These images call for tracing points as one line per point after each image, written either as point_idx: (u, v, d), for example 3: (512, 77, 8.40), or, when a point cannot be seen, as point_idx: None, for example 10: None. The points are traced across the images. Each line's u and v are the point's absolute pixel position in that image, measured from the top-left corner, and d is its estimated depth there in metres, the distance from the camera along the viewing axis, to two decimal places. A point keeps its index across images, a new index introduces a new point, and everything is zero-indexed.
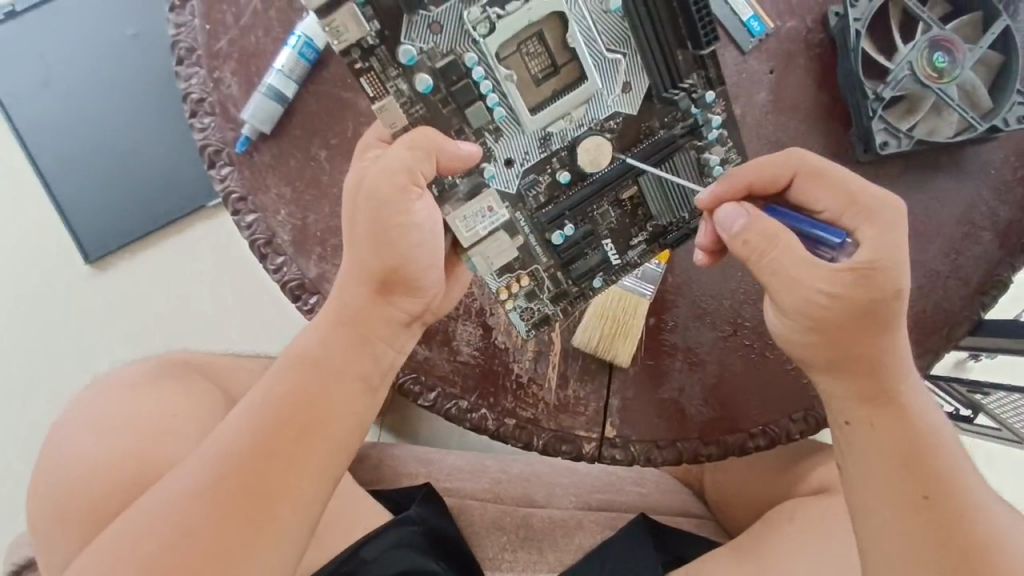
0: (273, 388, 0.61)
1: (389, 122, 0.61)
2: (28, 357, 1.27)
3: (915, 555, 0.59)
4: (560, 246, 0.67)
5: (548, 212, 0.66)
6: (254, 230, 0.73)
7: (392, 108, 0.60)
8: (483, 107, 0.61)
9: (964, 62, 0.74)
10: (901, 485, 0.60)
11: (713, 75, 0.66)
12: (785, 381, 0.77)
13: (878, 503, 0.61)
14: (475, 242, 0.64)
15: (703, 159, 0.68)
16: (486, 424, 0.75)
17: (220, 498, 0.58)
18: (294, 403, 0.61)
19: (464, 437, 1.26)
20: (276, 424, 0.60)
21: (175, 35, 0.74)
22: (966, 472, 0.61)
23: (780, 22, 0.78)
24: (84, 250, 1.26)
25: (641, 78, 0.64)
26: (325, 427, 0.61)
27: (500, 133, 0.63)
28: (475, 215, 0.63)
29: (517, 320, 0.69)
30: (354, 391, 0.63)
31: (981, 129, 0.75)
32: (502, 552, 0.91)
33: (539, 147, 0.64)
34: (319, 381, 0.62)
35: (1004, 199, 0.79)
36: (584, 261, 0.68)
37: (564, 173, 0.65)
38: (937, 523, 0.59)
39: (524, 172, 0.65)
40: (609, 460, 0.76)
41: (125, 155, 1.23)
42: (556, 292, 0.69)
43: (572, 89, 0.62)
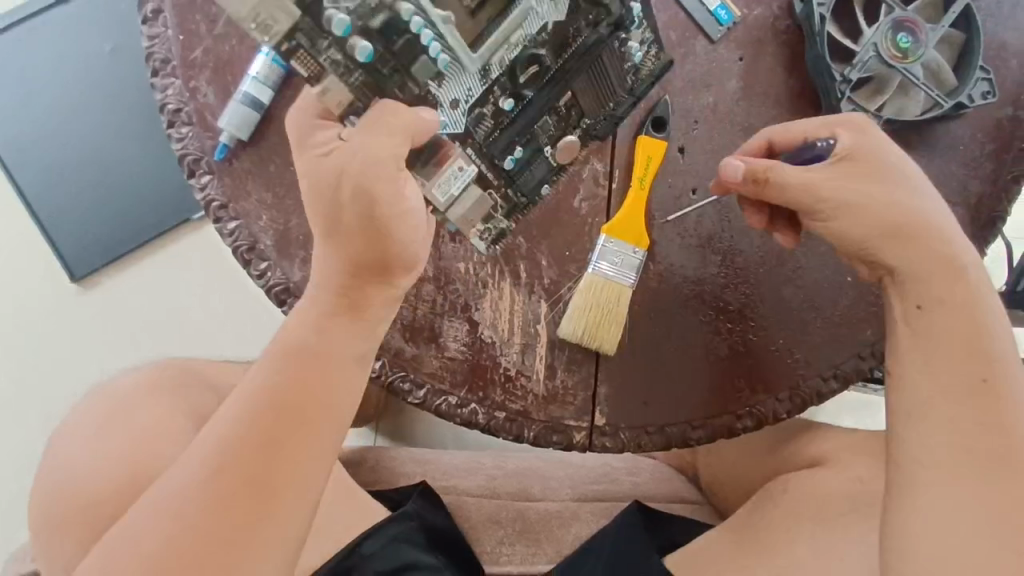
0: (261, 381, 0.62)
1: (338, 102, 0.58)
2: (16, 378, 1.26)
3: (959, 430, 0.63)
4: (511, 168, 0.70)
5: (498, 142, 0.67)
6: (236, 237, 0.73)
7: (337, 88, 0.57)
8: (428, 61, 0.57)
9: (927, 43, 0.75)
10: (960, 365, 0.64)
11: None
12: (770, 363, 0.78)
13: (937, 379, 0.65)
14: (451, 202, 0.67)
15: (625, 49, 0.72)
16: (476, 419, 0.75)
17: (212, 499, 0.58)
18: (283, 397, 0.61)
19: (460, 437, 1.27)
20: (264, 421, 0.60)
21: (149, 46, 0.74)
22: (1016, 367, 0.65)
23: (748, 11, 0.80)
24: (71, 267, 1.26)
25: None
26: (315, 421, 0.61)
27: (444, 79, 0.60)
28: (450, 179, 0.65)
29: (478, 241, 0.74)
30: (344, 381, 0.63)
31: (947, 106, 0.77)
32: (500, 545, 0.92)
33: (480, 80, 0.62)
34: (307, 375, 0.62)
35: (974, 174, 0.81)
36: (531, 174, 0.72)
37: (507, 99, 0.65)
38: (985, 407, 0.63)
39: (469, 110, 0.64)
40: (600, 448, 0.77)
41: (105, 168, 1.23)
42: (508, 208, 0.73)
43: (505, 16, 0.59)
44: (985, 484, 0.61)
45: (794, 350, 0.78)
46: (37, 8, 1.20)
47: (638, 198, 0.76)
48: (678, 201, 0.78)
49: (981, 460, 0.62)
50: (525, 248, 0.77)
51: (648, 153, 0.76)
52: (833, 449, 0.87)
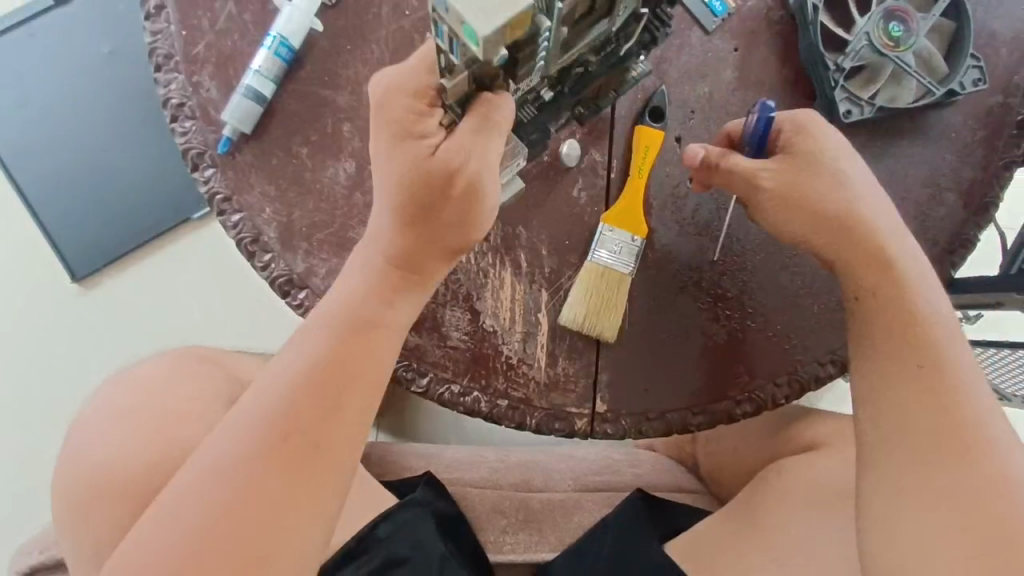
0: (301, 350, 0.63)
1: (452, 98, 0.58)
2: (20, 377, 1.27)
3: (908, 418, 0.64)
4: (530, 147, 0.72)
5: (533, 126, 0.70)
6: (240, 229, 0.74)
7: (456, 87, 0.56)
8: (533, 65, 0.57)
9: (918, 31, 0.77)
10: (905, 354, 0.66)
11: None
12: (768, 348, 0.79)
13: (884, 368, 0.67)
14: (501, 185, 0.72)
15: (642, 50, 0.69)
16: (479, 407, 0.76)
17: (255, 468, 0.60)
18: (325, 365, 0.63)
19: (463, 431, 1.28)
20: (305, 389, 0.62)
21: (152, 42, 0.75)
22: (960, 352, 0.66)
23: (741, 2, 0.81)
24: (72, 267, 1.27)
25: None
26: (353, 387, 0.63)
27: (524, 78, 0.59)
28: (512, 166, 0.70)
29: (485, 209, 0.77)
30: (382, 345, 0.65)
31: (939, 94, 0.79)
32: (503, 534, 0.93)
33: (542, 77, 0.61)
34: (345, 343, 0.64)
35: (966, 160, 0.82)
36: (535, 156, 0.75)
37: (551, 94, 0.66)
38: (931, 394, 0.64)
39: (525, 97, 0.64)
40: (602, 434, 0.78)
41: (106, 169, 1.24)
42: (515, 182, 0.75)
43: (597, 25, 0.58)
44: (935, 467, 0.62)
45: (789, 336, 0.79)
46: (37, 9, 1.21)
47: (637, 184, 0.78)
48: (675, 190, 0.79)
49: (928, 445, 0.63)
50: (525, 238, 0.78)
51: (644, 142, 0.77)
52: (831, 435, 0.88)
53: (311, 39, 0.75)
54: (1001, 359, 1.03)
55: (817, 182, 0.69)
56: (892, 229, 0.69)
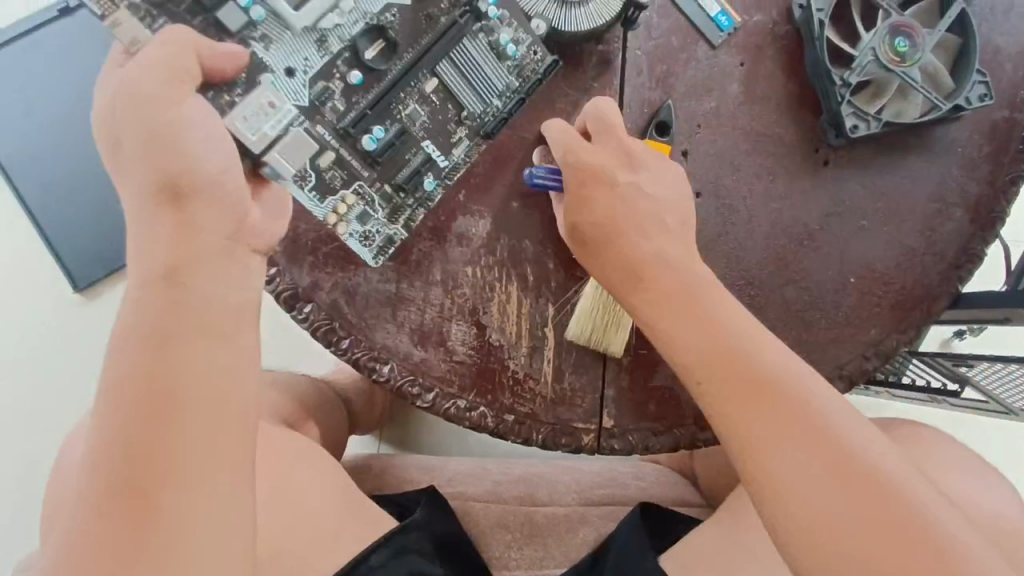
0: (107, 380, 0.53)
1: (128, 39, 0.62)
2: (18, 389, 1.26)
3: (806, 481, 0.54)
4: (375, 150, 0.71)
5: (349, 117, 0.70)
6: None
7: (127, 24, 0.62)
8: (239, 10, 0.64)
9: (924, 47, 0.77)
10: (764, 406, 0.57)
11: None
12: None
13: (755, 427, 0.57)
14: (264, 145, 0.65)
15: (495, 41, 0.73)
16: (485, 422, 0.76)
17: (88, 523, 0.50)
18: (135, 385, 0.53)
19: (466, 443, 1.28)
20: (122, 419, 0.52)
21: None
22: (811, 386, 0.59)
23: (748, 17, 0.81)
24: (73, 276, 1.26)
25: None
26: (173, 408, 0.53)
27: (268, 40, 0.66)
28: (259, 116, 0.64)
29: (357, 246, 0.73)
30: (198, 351, 0.55)
31: (945, 109, 0.78)
32: (508, 549, 0.92)
33: (318, 48, 0.68)
34: (151, 359, 0.53)
35: (972, 175, 0.82)
36: (407, 165, 0.73)
37: (354, 73, 0.70)
38: (813, 445, 0.55)
39: (312, 81, 0.68)
40: (609, 450, 0.77)
41: (107, 179, 1.24)
42: (390, 207, 0.73)
43: None
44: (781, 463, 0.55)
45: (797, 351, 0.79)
46: (38, 20, 1.21)
47: None
48: None
49: (774, 441, 0.56)
50: (532, 252, 0.78)
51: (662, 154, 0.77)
52: None
53: None
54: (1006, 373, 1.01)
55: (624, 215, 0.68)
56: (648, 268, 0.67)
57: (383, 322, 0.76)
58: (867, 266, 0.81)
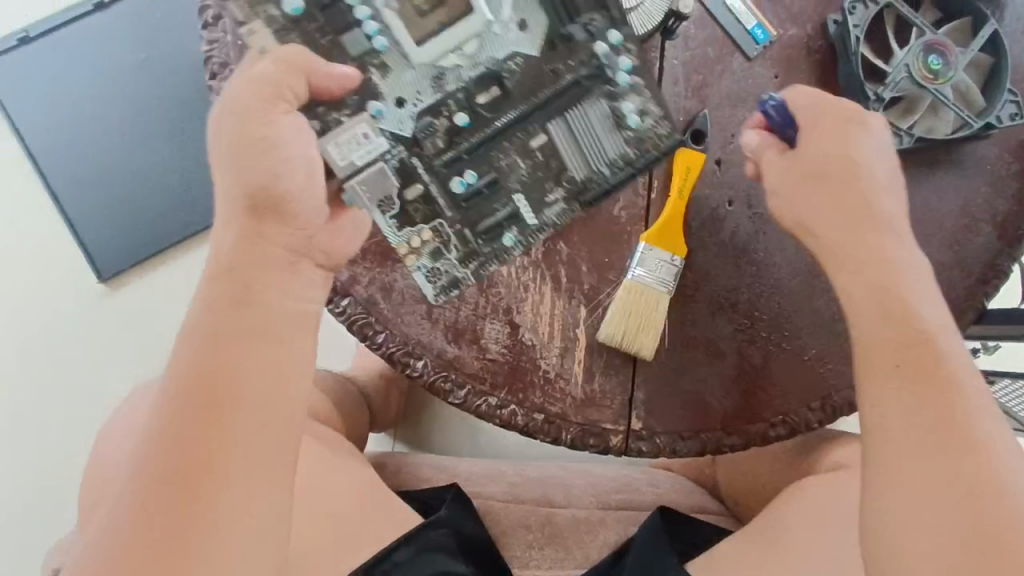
0: (172, 368, 0.57)
1: (257, 48, 0.64)
2: (44, 378, 1.29)
3: (914, 451, 0.58)
4: (462, 194, 0.69)
5: (446, 156, 0.68)
6: None
7: (261, 33, 0.64)
8: (361, 35, 0.64)
9: (957, 64, 0.78)
10: (913, 375, 0.60)
11: (616, 15, 0.68)
12: (803, 372, 0.80)
13: (888, 392, 0.61)
14: (351, 172, 0.66)
15: (620, 109, 0.70)
16: (515, 420, 0.77)
17: (140, 499, 0.52)
18: (195, 375, 0.55)
19: (477, 444, 1.25)
20: (181, 405, 0.55)
21: (209, 50, 0.77)
22: (966, 376, 0.60)
23: (783, 30, 0.83)
24: (97, 267, 1.28)
25: (535, 14, 0.68)
26: (228, 404, 0.55)
27: (385, 68, 0.66)
28: (349, 144, 0.65)
29: (423, 281, 0.71)
30: (254, 351, 0.57)
31: (976, 127, 0.80)
32: (529, 550, 0.93)
33: (432, 86, 0.67)
34: (212, 353, 0.56)
35: (1000, 192, 0.83)
36: (491, 217, 0.70)
37: (460, 115, 0.68)
38: (937, 423, 0.58)
39: (419, 116, 0.67)
40: (636, 452, 0.78)
41: (134, 173, 1.25)
42: (464, 252, 0.71)
43: (457, 21, 0.65)
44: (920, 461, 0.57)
45: (822, 361, 0.80)
46: (64, 17, 1.21)
47: (677, 203, 0.78)
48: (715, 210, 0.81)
49: (899, 406, 0.60)
50: (566, 254, 0.79)
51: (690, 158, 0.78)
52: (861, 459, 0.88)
53: None
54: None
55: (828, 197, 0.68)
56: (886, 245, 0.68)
57: (417, 319, 0.77)
58: None
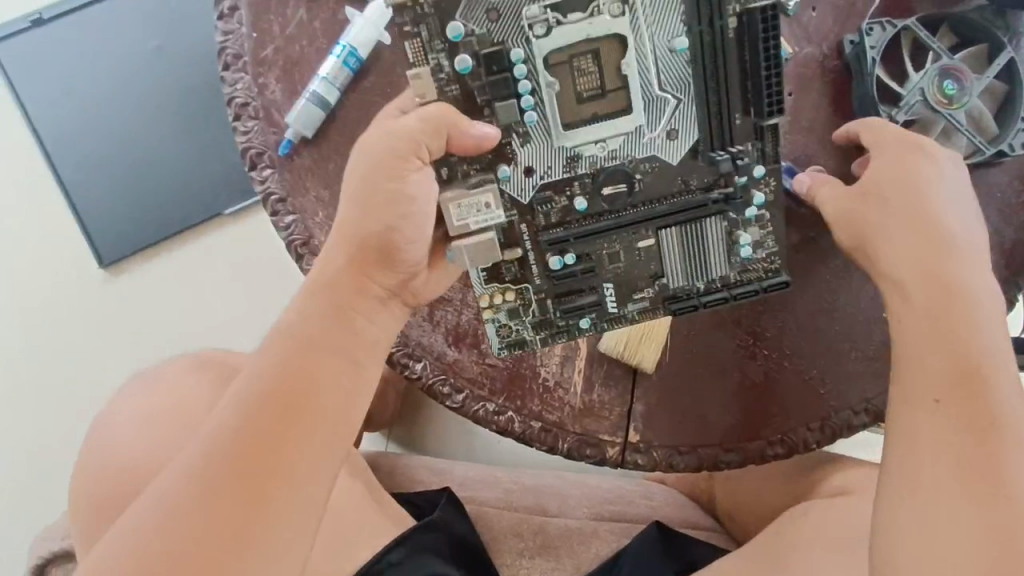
0: (259, 370, 0.60)
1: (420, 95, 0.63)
2: (40, 363, 1.28)
3: (952, 469, 0.57)
4: (558, 272, 0.69)
5: (555, 233, 0.68)
6: (292, 231, 0.76)
7: (426, 80, 0.62)
8: (516, 105, 0.63)
9: (972, 91, 0.78)
10: (953, 392, 0.59)
11: (767, 150, 0.68)
12: (804, 392, 0.79)
13: (928, 406, 0.60)
14: (461, 232, 0.66)
15: (734, 237, 0.70)
16: (512, 427, 0.77)
17: (204, 486, 0.55)
18: (277, 380, 0.59)
19: (472, 448, 1.24)
20: (258, 405, 0.58)
21: (223, 41, 0.76)
22: (1015, 401, 0.59)
23: (799, 48, 0.82)
24: (99, 252, 1.27)
25: (691, 128, 0.66)
26: (305, 412, 0.59)
27: (526, 137, 0.65)
28: (471, 208, 0.65)
29: (492, 333, 0.72)
30: (334, 367, 0.61)
31: (988, 153, 0.79)
32: (520, 557, 0.93)
33: (564, 165, 0.66)
34: (298, 363, 0.60)
35: (1009, 220, 0.83)
36: (577, 299, 0.71)
37: (581, 200, 0.67)
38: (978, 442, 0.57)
39: (540, 188, 0.67)
40: (632, 465, 0.78)
41: (139, 161, 1.23)
42: (538, 319, 0.72)
43: (613, 116, 0.64)
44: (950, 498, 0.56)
45: (823, 382, 0.79)
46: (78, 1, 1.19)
47: None
48: None
49: (938, 423, 0.59)
50: None
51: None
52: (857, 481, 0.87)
53: (378, 51, 0.76)
54: None
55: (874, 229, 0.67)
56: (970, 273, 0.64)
57: (419, 320, 0.77)
58: None
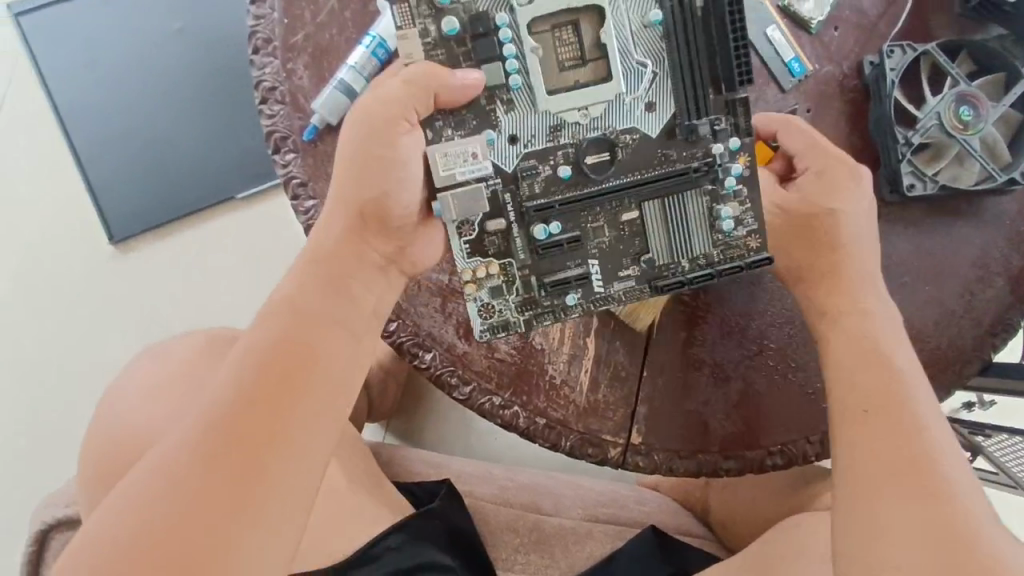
0: (247, 347, 0.61)
1: (404, 53, 0.65)
2: (47, 334, 1.29)
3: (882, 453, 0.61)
4: (542, 242, 0.69)
5: (538, 202, 0.68)
6: (311, 215, 0.77)
7: (411, 39, 0.64)
8: (501, 69, 0.65)
9: (988, 118, 0.79)
10: (866, 383, 0.66)
11: (742, 124, 0.68)
12: (806, 404, 0.80)
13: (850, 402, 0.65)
14: (447, 183, 0.66)
15: (715, 211, 0.70)
16: (517, 422, 0.77)
17: (199, 457, 0.56)
18: (271, 351, 0.61)
19: (469, 445, 1.25)
20: (254, 380, 0.59)
21: (254, 25, 0.77)
22: (917, 382, 0.65)
23: (819, 66, 0.83)
24: (110, 228, 1.28)
25: (668, 101, 0.67)
26: (299, 386, 0.60)
27: (512, 104, 0.66)
28: (458, 158, 0.65)
29: (475, 313, 0.71)
30: (330, 341, 0.63)
31: (1001, 180, 0.80)
32: (515, 553, 0.94)
33: (548, 134, 0.67)
34: (290, 338, 0.62)
35: (1017, 247, 0.84)
36: (562, 272, 0.70)
37: (565, 168, 0.68)
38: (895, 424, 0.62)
39: (526, 155, 0.67)
40: (632, 465, 0.79)
41: (157, 139, 1.24)
42: (524, 297, 0.71)
43: (594, 82, 0.66)
44: (897, 497, 0.58)
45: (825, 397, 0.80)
46: None
47: None
48: None
49: (863, 418, 0.64)
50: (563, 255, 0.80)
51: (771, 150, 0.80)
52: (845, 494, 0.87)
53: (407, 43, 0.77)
54: (1014, 443, 1.04)
55: (826, 234, 0.74)
56: (862, 286, 0.73)
57: (431, 311, 0.77)
58: (905, 322, 0.83)
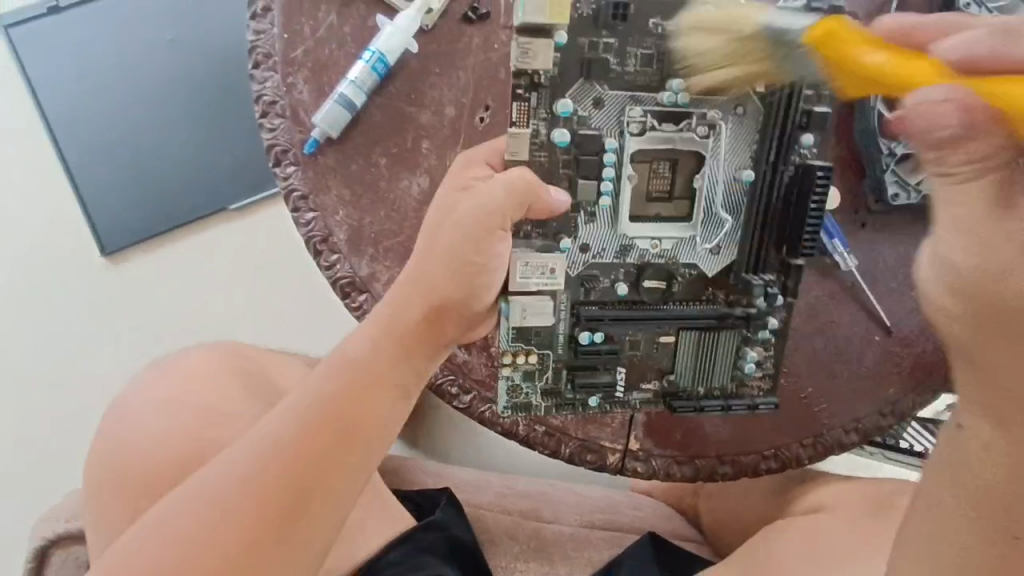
0: (313, 389, 0.62)
1: (511, 150, 0.65)
2: (40, 347, 1.28)
3: None
4: (584, 347, 0.71)
5: (591, 310, 0.71)
6: (311, 228, 0.78)
7: (522, 142, 0.65)
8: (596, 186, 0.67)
9: None
10: None
11: (789, 286, 0.74)
12: (798, 410, 0.84)
13: None
14: (521, 290, 0.67)
15: (742, 351, 0.75)
16: (517, 429, 0.79)
17: (245, 496, 0.58)
18: (329, 406, 0.61)
19: (464, 452, 1.25)
20: (312, 427, 0.60)
21: (254, 40, 0.77)
22: None
23: None
24: (102, 241, 1.27)
25: (730, 250, 0.72)
26: (351, 441, 0.61)
27: (593, 219, 0.69)
28: (536, 270, 0.66)
29: (503, 392, 0.72)
30: (387, 400, 0.64)
31: None
32: (515, 560, 0.95)
33: (617, 251, 0.71)
34: (351, 389, 0.62)
35: None
36: (593, 373, 0.73)
37: (624, 287, 0.71)
38: None
39: (589, 266, 0.70)
40: (630, 471, 0.82)
41: (151, 153, 1.24)
42: (550, 388, 0.73)
43: (671, 219, 0.71)
44: None
45: (812, 399, 0.84)
46: None
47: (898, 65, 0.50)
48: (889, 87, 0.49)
49: None
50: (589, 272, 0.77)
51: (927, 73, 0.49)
52: (832, 498, 0.89)
53: (405, 59, 0.79)
54: None
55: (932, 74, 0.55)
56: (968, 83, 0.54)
57: None
58: (894, 328, 0.84)
